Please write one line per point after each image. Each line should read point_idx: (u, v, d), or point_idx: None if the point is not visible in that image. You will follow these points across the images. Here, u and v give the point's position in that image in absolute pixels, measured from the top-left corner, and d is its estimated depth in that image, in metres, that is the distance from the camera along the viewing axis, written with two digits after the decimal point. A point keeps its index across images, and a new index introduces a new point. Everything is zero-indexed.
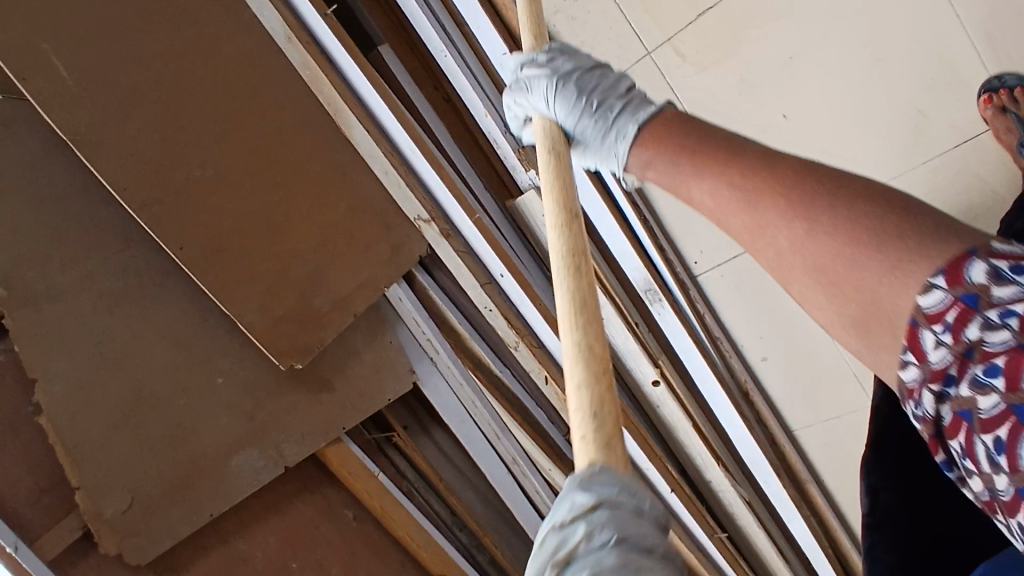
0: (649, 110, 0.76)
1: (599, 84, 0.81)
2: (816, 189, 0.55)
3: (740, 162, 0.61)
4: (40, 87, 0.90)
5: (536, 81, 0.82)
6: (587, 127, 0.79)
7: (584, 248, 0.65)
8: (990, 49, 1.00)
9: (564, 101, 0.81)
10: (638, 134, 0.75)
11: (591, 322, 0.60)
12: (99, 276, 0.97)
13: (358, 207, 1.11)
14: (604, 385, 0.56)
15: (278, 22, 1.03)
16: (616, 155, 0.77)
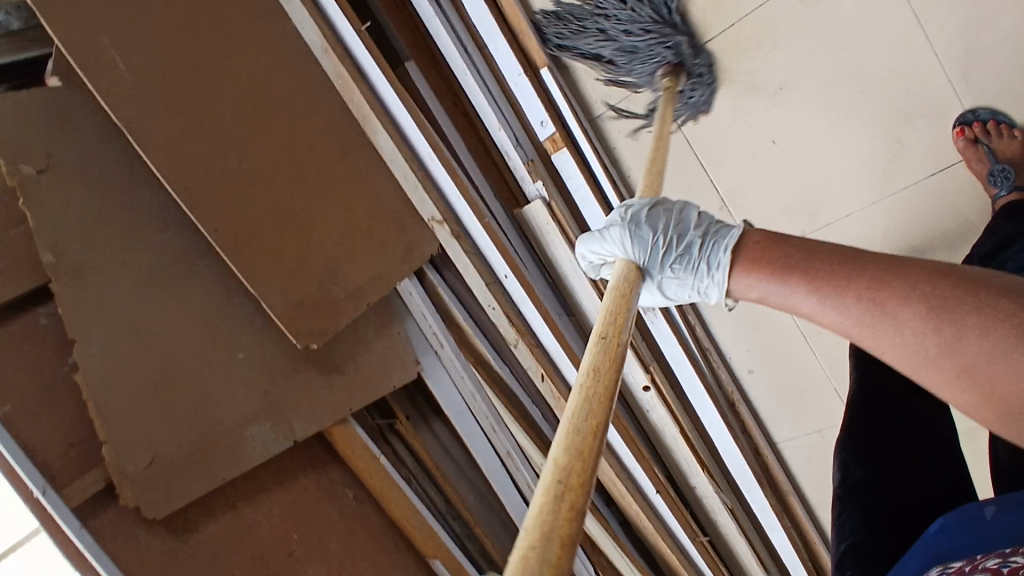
0: (735, 235, 0.84)
1: (674, 225, 0.92)
2: (936, 295, 0.61)
3: (846, 276, 0.67)
4: (101, 77, 1.01)
5: (612, 231, 0.93)
6: (681, 266, 0.90)
7: (607, 375, 0.65)
8: (964, 85, 1.09)
9: (646, 246, 0.92)
10: (731, 260, 0.83)
11: (576, 437, 0.58)
12: (139, 253, 1.06)
13: (377, 206, 1.22)
14: (554, 491, 0.53)
15: (317, 36, 1.17)
16: (717, 283, 0.86)
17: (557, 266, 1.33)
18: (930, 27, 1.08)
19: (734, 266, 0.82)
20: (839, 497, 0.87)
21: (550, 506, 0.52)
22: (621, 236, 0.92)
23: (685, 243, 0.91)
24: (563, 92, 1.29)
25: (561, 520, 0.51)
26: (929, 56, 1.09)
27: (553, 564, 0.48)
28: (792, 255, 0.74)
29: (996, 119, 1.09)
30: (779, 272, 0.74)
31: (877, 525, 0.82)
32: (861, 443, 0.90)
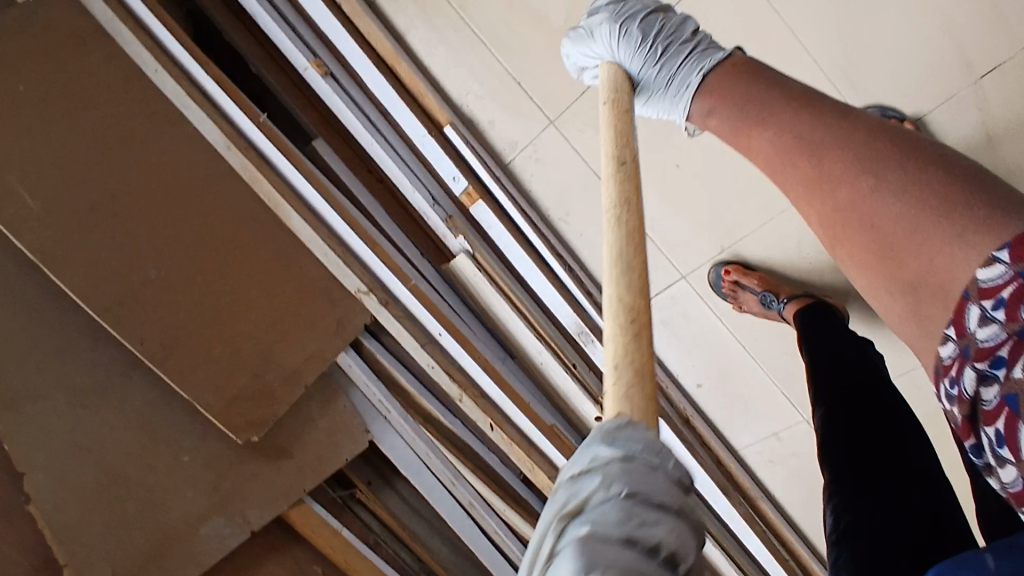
0: (716, 61, 0.84)
1: (666, 30, 0.86)
2: (877, 153, 0.66)
3: (806, 118, 0.73)
4: (12, 217, 1.05)
5: (602, 25, 0.85)
6: (657, 75, 0.86)
7: (635, 201, 0.61)
8: (848, 88, 1.11)
9: (631, 49, 0.85)
10: (703, 84, 0.84)
11: (628, 272, 0.57)
12: (70, 374, 1.07)
13: (301, 287, 1.23)
14: (629, 335, 0.53)
15: (218, 134, 1.18)
16: (682, 105, 0.86)
17: (494, 315, 1.35)
18: (807, 36, 1.09)
19: (703, 91, 0.84)
20: (835, 546, 0.83)
21: (631, 349, 0.52)
22: (610, 32, 0.85)
23: (670, 52, 0.86)
24: (471, 146, 1.29)
25: (641, 359, 0.52)
26: (809, 63, 1.11)
27: (650, 400, 0.51)
28: (766, 87, 0.77)
29: (885, 114, 1.09)
30: (736, 111, 0.80)
31: (888, 561, 0.77)
32: (842, 474, 0.88)
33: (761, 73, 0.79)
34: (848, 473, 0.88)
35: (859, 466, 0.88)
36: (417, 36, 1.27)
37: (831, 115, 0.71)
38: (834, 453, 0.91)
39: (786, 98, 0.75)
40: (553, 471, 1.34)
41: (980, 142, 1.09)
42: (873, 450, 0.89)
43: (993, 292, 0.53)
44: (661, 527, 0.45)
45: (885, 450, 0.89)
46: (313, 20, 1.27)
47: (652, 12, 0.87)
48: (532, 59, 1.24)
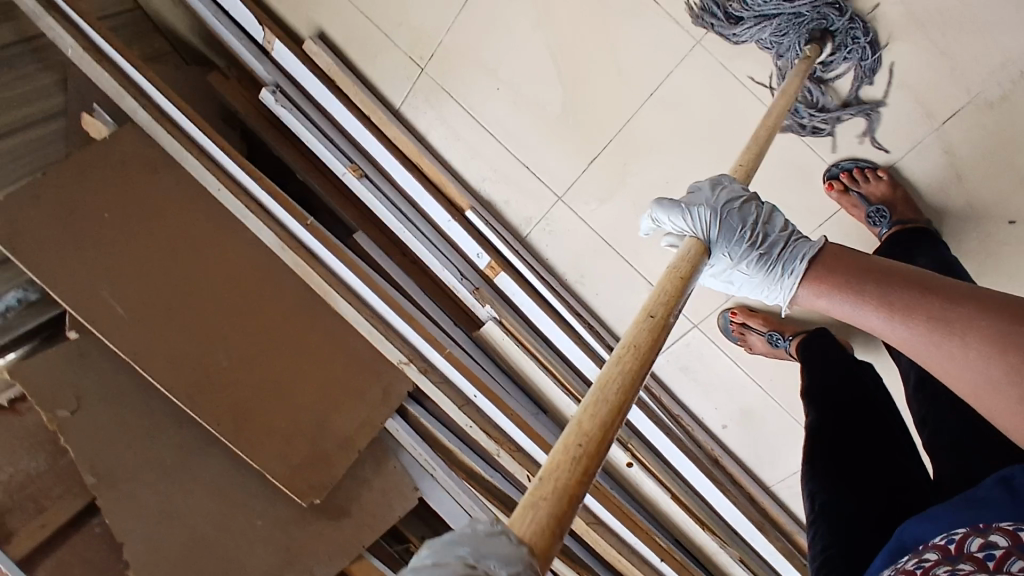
0: (815, 246, 0.85)
1: (761, 221, 0.90)
2: (996, 318, 0.61)
3: (908, 295, 0.69)
4: (105, 323, 1.23)
5: (697, 209, 0.87)
6: (756, 263, 0.90)
7: (646, 349, 0.62)
8: (819, 145, 1.24)
9: (727, 233, 0.88)
10: (808, 269, 0.84)
11: (603, 406, 0.56)
12: (159, 453, 1.25)
13: (350, 362, 1.39)
14: (569, 454, 0.52)
15: (272, 236, 1.37)
16: (786, 289, 0.88)
17: (523, 373, 1.50)
18: None
19: (809, 275, 0.84)
20: (812, 522, 0.93)
21: (563, 470, 0.51)
22: (706, 217, 0.86)
23: (768, 241, 0.90)
24: (491, 226, 1.45)
25: (568, 481, 0.50)
26: (781, 127, 1.24)
27: (552, 520, 0.48)
28: (857, 275, 0.76)
29: (858, 166, 1.21)
30: (839, 288, 0.78)
31: (849, 535, 0.87)
32: (818, 463, 0.99)
33: (854, 257, 0.80)
34: (825, 462, 0.98)
35: (835, 457, 0.98)
36: (436, 134, 1.46)
37: (929, 293, 0.68)
38: (816, 445, 1.01)
39: (886, 280, 0.72)
40: (591, 516, 1.44)
41: (952, 180, 1.18)
42: (852, 445, 0.99)
43: None
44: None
45: (864, 446, 0.99)
46: (347, 129, 1.48)
47: (747, 200, 0.89)
48: (536, 145, 1.40)
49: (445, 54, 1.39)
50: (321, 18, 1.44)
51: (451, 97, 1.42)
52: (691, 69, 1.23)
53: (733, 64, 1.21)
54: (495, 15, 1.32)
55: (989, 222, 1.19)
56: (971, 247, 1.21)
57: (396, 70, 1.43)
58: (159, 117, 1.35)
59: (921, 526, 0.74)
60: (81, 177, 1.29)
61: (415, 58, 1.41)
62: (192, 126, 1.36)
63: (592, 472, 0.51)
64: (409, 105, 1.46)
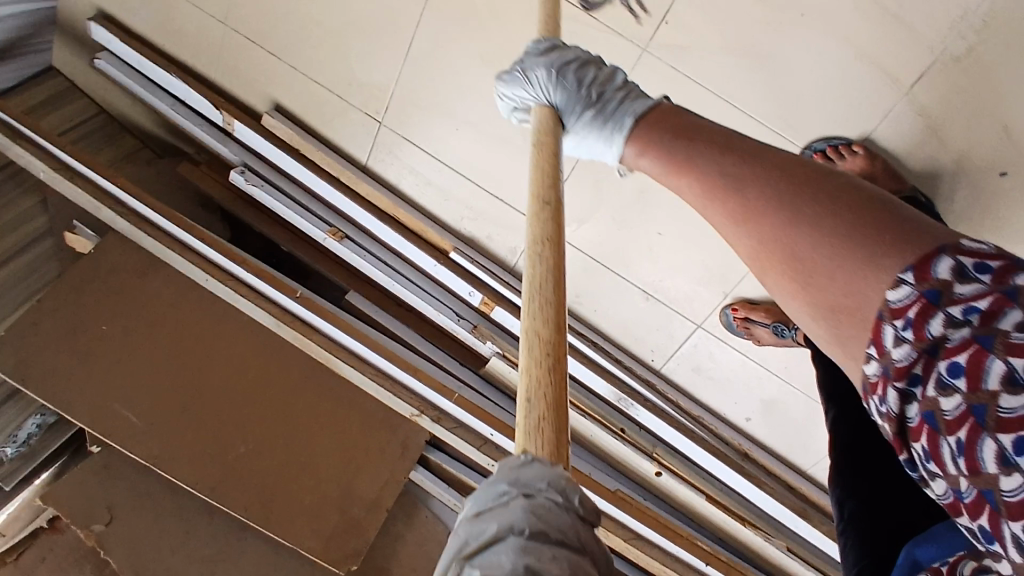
0: (646, 104, 0.82)
1: (597, 81, 0.88)
2: (787, 181, 0.61)
3: (718, 154, 0.68)
4: (119, 434, 1.24)
5: (533, 70, 0.90)
6: (589, 119, 0.87)
7: (557, 235, 0.63)
8: (789, 130, 1.19)
9: (563, 95, 0.89)
10: (633, 125, 0.81)
11: (547, 307, 0.56)
12: (198, 549, 1.25)
13: (365, 423, 1.40)
14: (546, 364, 0.51)
15: (266, 315, 1.40)
16: (609, 141, 0.84)
17: None
18: (735, 96, 1.18)
19: (635, 134, 0.81)
20: (841, 532, 0.85)
21: (546, 379, 0.51)
22: (540, 76, 0.89)
23: (602, 100, 0.87)
24: (478, 263, 1.45)
25: (553, 389, 0.50)
26: (745, 118, 1.19)
27: (558, 438, 0.48)
28: (674, 135, 0.75)
29: (832, 144, 1.16)
30: (655, 151, 0.76)
31: (869, 541, 0.80)
32: (844, 473, 0.91)
33: (676, 117, 0.78)
34: (852, 469, 0.90)
35: (862, 465, 0.90)
36: (407, 183, 1.46)
37: (733, 151, 0.67)
38: (842, 453, 0.93)
39: (699, 140, 0.71)
40: (629, 533, 1.43)
41: (932, 139, 1.13)
42: (884, 454, 0.90)
43: (948, 355, 0.44)
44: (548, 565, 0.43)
45: (899, 456, 0.89)
46: (320, 194, 1.49)
47: (585, 65, 0.90)
48: (505, 177, 1.39)
49: (400, 104, 1.38)
50: (273, 90, 1.46)
51: (412, 144, 1.42)
52: (645, 79, 1.20)
53: (685, 66, 1.18)
54: (439, 58, 1.31)
55: (982, 176, 1.12)
56: (963, 210, 1.15)
57: (355, 128, 1.44)
58: (139, 223, 1.39)
59: (929, 545, 0.66)
60: (75, 295, 1.32)
61: (371, 113, 1.41)
62: (170, 224, 1.40)
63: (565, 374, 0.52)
64: (376, 160, 1.46)
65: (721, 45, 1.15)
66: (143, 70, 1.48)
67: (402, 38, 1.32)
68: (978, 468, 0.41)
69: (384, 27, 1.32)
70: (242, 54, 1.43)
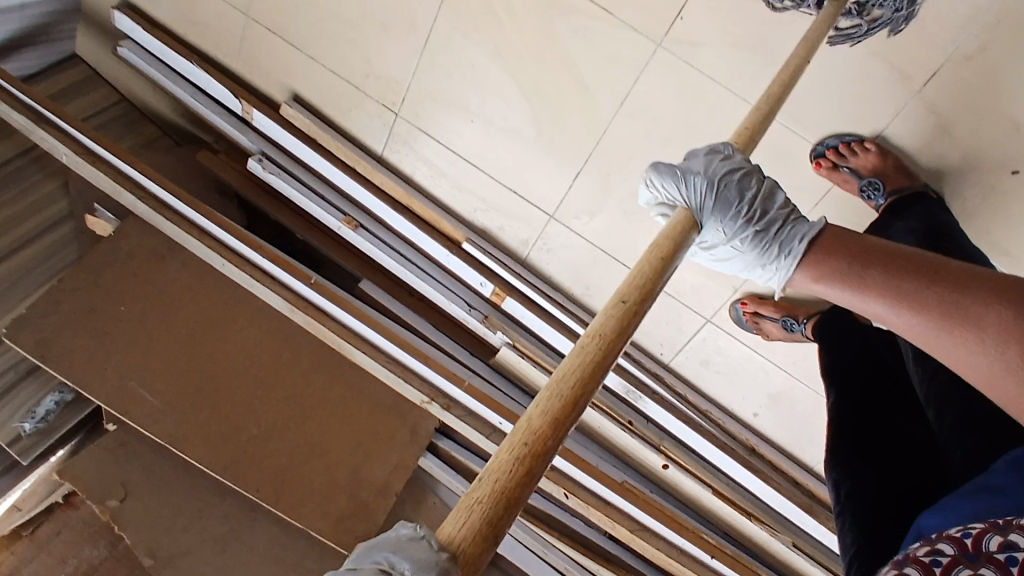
0: (815, 227, 0.81)
1: (758, 197, 0.87)
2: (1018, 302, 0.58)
3: (923, 276, 0.66)
4: (136, 412, 1.26)
5: (694, 180, 0.85)
6: (752, 241, 0.88)
7: (614, 334, 0.59)
8: (800, 126, 1.20)
9: (722, 208, 0.86)
10: (806, 251, 0.81)
11: (555, 401, 0.53)
12: (210, 526, 1.27)
13: (377, 409, 1.42)
14: (513, 454, 0.49)
15: (281, 301, 1.42)
16: (779, 270, 0.86)
17: None
18: (749, 91, 1.19)
19: (807, 257, 0.80)
20: (839, 512, 0.87)
21: (503, 473, 0.48)
22: (701, 188, 0.84)
23: (765, 219, 0.88)
24: (489, 254, 1.48)
25: (506, 485, 0.48)
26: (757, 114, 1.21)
27: (486, 529, 0.46)
28: (861, 257, 0.73)
29: (845, 141, 1.17)
30: (834, 273, 0.75)
31: (869, 520, 0.82)
32: (841, 453, 0.92)
33: (855, 237, 0.77)
34: (848, 450, 0.92)
35: (858, 446, 0.92)
36: (422, 175, 1.49)
37: (944, 274, 0.65)
38: (838, 433, 0.95)
39: (897, 263, 0.69)
40: (635, 524, 1.43)
41: (942, 137, 1.14)
42: (877, 433, 0.92)
43: None
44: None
45: (893, 435, 0.92)
46: (335, 183, 1.51)
47: (747, 174, 0.86)
48: (518, 169, 1.41)
49: (415, 96, 1.41)
50: (293, 81, 1.49)
51: (428, 135, 1.44)
52: (657, 74, 1.22)
53: (697, 61, 1.19)
54: (454, 52, 1.33)
55: (993, 173, 1.14)
56: (973, 207, 1.16)
57: (371, 119, 1.47)
58: (158, 206, 1.41)
59: (934, 516, 0.70)
60: (95, 275, 1.35)
61: (386, 105, 1.44)
62: (188, 208, 1.42)
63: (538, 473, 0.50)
64: (391, 151, 1.49)
65: (733, 42, 1.16)
66: (164, 58, 1.52)
67: (418, 31, 1.34)
68: None
69: (400, 19, 1.34)
70: (262, 45, 1.47)
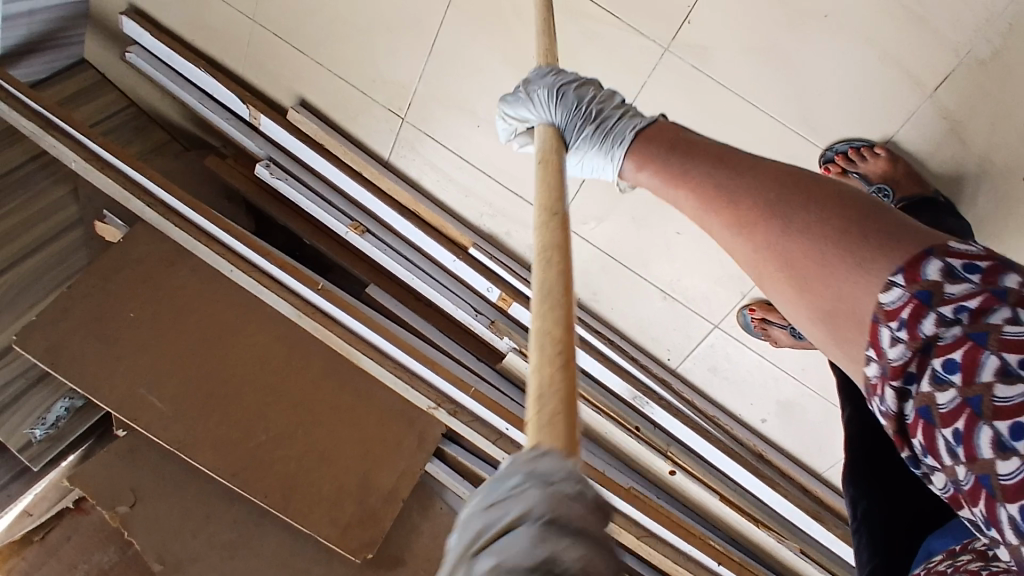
0: (646, 121, 0.84)
1: (597, 100, 0.87)
2: (775, 188, 0.63)
3: (709, 163, 0.70)
4: (145, 419, 1.27)
5: (535, 89, 0.88)
6: (592, 138, 0.86)
7: (564, 241, 0.59)
8: (810, 131, 1.19)
9: (562, 111, 0.87)
10: (633, 140, 0.83)
11: (557, 308, 0.51)
12: (218, 531, 1.28)
13: (384, 414, 1.42)
14: (556, 362, 0.47)
15: (289, 307, 1.42)
16: (614, 159, 0.85)
17: None
18: (758, 96, 1.18)
19: (631, 147, 0.83)
20: (854, 531, 0.79)
21: (556, 378, 0.46)
22: (541, 94, 0.88)
23: (605, 119, 0.87)
24: (496, 259, 1.47)
25: (566, 388, 0.46)
26: (767, 119, 1.19)
27: (573, 432, 0.43)
28: (668, 150, 0.76)
29: (854, 147, 1.16)
30: (649, 164, 0.79)
31: (887, 550, 0.74)
32: (862, 469, 0.81)
33: (671, 130, 0.80)
34: (869, 466, 0.81)
35: (881, 463, 0.81)
36: (429, 179, 1.49)
37: (726, 160, 0.69)
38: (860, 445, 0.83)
39: (693, 150, 0.73)
40: (641, 530, 1.43)
41: (957, 143, 1.12)
42: (902, 450, 0.82)
43: (942, 351, 0.48)
44: (569, 551, 0.37)
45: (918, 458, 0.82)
46: (342, 188, 1.51)
47: (584, 81, 0.88)
48: (526, 174, 1.40)
49: (423, 101, 1.40)
50: (301, 86, 1.49)
51: (434, 140, 1.44)
52: (666, 79, 1.21)
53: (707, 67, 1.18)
54: (462, 57, 1.33)
55: (1008, 179, 1.12)
56: (988, 214, 1.14)
57: (379, 124, 1.47)
58: (166, 212, 1.42)
59: (945, 538, 0.70)
60: (104, 281, 1.35)
61: (393, 109, 1.44)
62: (196, 214, 1.42)
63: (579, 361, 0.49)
64: (398, 155, 1.49)
65: (743, 47, 1.15)
66: (171, 62, 1.52)
67: (425, 36, 1.34)
68: (964, 406, 0.46)
69: (407, 24, 1.34)
70: (270, 50, 1.47)
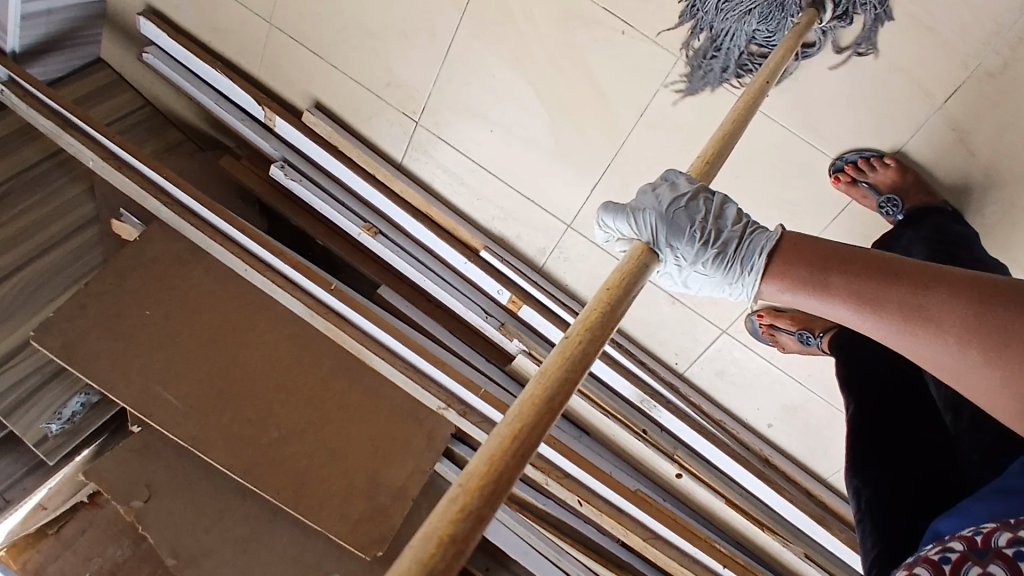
0: (773, 237, 0.79)
1: (710, 217, 0.83)
2: (984, 304, 0.59)
3: (888, 282, 0.66)
4: (159, 415, 1.29)
5: (643, 214, 0.81)
6: (713, 262, 0.83)
7: (560, 373, 0.57)
8: (819, 140, 1.20)
9: (677, 235, 0.81)
10: (768, 265, 0.78)
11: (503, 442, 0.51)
12: (231, 527, 1.30)
13: (393, 412, 1.44)
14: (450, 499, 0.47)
15: (302, 306, 1.44)
16: (746, 286, 0.81)
17: None
18: (768, 105, 1.20)
19: (770, 269, 0.78)
20: (859, 520, 0.88)
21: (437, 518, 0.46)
22: (651, 221, 0.80)
23: (721, 236, 0.83)
24: (506, 261, 1.49)
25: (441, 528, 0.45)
26: (776, 128, 1.21)
27: None
28: (821, 264, 0.72)
29: (863, 156, 1.17)
30: (797, 282, 0.74)
31: (887, 527, 0.83)
32: (862, 461, 0.93)
33: (807, 242, 0.76)
34: (870, 458, 0.92)
35: (879, 453, 0.92)
36: (440, 182, 1.51)
37: (906, 276, 0.65)
38: (859, 442, 0.95)
39: (857, 265, 0.69)
40: (647, 532, 1.44)
41: (964, 155, 1.14)
42: (897, 438, 0.94)
43: None
44: None
45: (914, 443, 0.92)
46: (355, 190, 1.53)
47: (692, 196, 0.83)
48: (535, 179, 1.42)
49: (435, 105, 1.42)
50: (315, 89, 1.51)
51: (446, 143, 1.45)
52: (677, 85, 1.22)
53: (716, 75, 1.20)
54: (475, 62, 1.35)
55: (1015, 191, 1.13)
56: (992, 224, 1.16)
57: (391, 127, 1.49)
58: (181, 212, 1.44)
59: (951, 518, 0.71)
60: (120, 279, 1.37)
61: (406, 113, 1.45)
62: (210, 213, 1.44)
63: (489, 510, 0.47)
64: (410, 158, 1.51)
65: None
66: (187, 64, 1.54)
67: (438, 40, 1.35)
68: None
69: (421, 29, 1.35)
70: (285, 53, 1.49)
